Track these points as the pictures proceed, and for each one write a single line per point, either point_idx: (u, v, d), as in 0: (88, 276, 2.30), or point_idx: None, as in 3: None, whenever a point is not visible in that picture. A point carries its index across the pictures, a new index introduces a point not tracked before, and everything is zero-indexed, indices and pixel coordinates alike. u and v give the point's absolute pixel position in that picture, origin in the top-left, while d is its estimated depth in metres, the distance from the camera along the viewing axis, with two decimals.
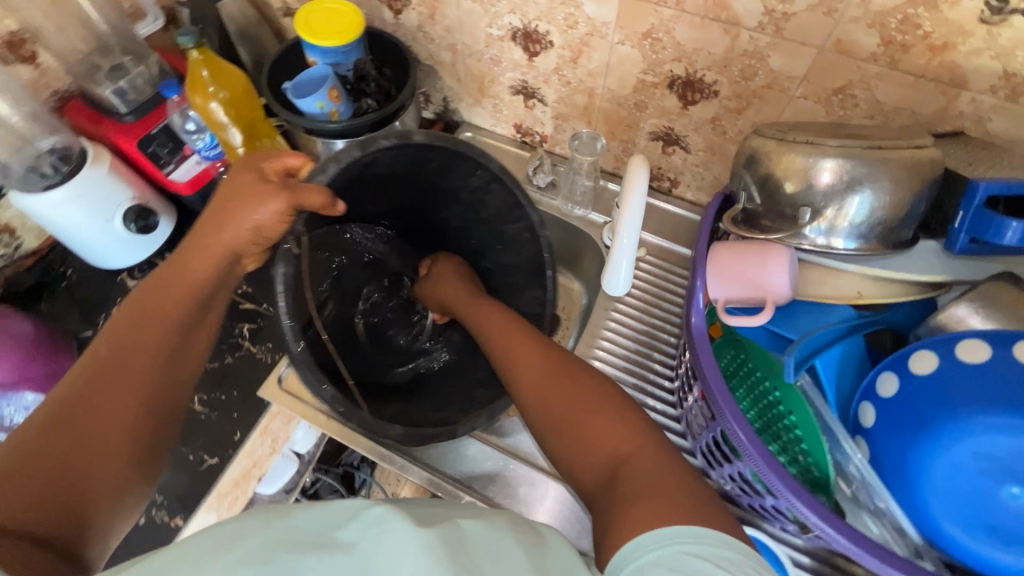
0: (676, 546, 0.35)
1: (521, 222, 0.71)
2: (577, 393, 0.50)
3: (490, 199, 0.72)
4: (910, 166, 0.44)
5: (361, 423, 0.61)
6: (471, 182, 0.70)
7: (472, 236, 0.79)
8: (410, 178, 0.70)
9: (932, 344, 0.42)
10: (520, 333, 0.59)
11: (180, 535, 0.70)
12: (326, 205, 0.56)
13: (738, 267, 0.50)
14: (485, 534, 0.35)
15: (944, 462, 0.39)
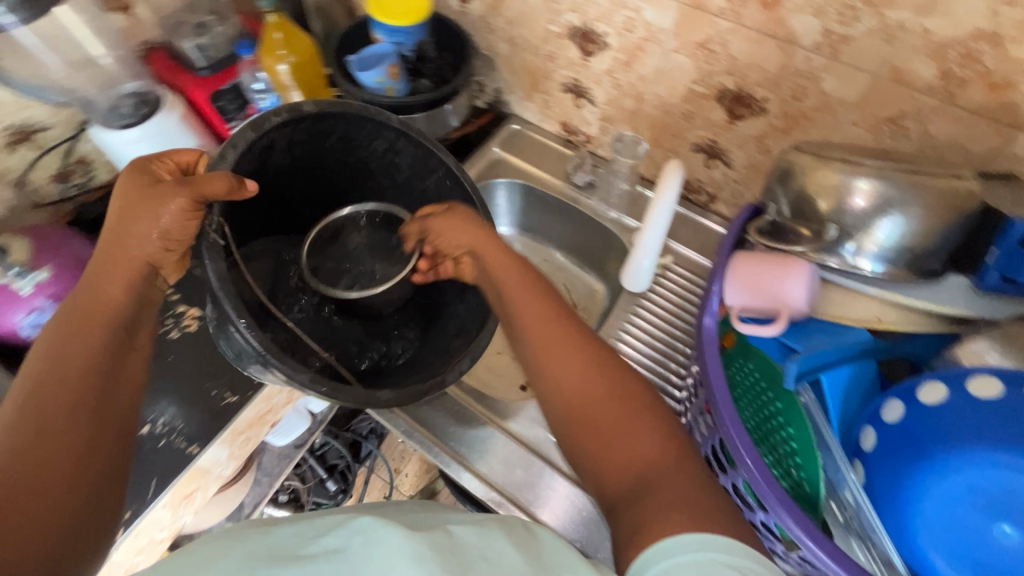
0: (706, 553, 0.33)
1: (438, 171, 0.70)
2: (609, 395, 0.46)
3: (400, 157, 0.70)
4: (946, 196, 0.43)
5: (347, 396, 0.53)
6: (376, 146, 0.69)
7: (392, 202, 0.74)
8: (315, 154, 0.67)
9: (942, 376, 0.42)
10: (544, 307, 0.52)
11: (195, 464, 0.74)
12: (230, 190, 0.53)
13: (757, 277, 0.50)
14: (479, 539, 0.37)
15: (938, 492, 0.39)
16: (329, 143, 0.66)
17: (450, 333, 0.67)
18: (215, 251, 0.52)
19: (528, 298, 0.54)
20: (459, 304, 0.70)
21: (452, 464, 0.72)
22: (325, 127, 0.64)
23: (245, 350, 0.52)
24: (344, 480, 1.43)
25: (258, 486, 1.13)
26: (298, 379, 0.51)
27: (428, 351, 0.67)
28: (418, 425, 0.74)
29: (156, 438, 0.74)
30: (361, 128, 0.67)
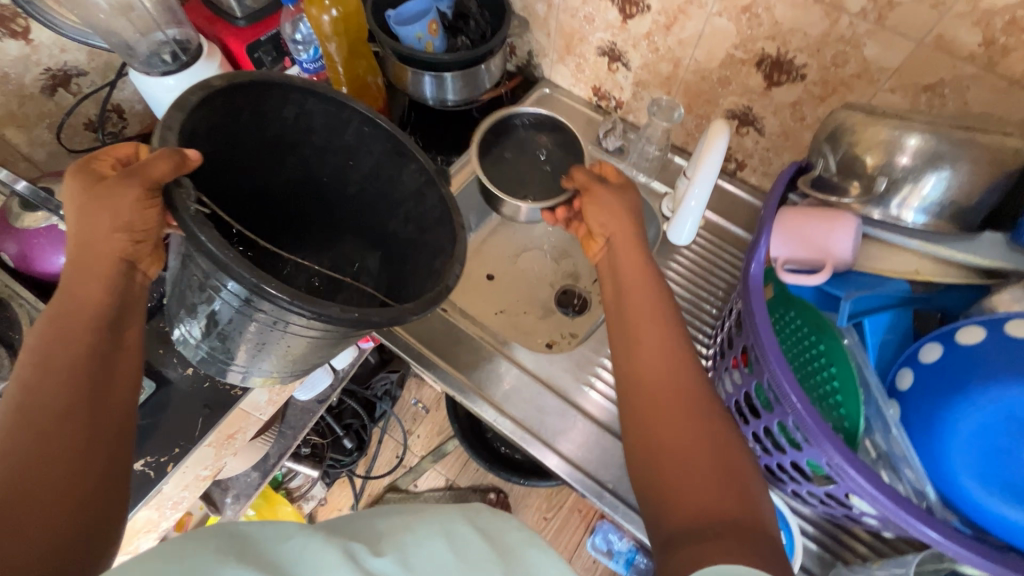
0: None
1: (354, 123, 0.62)
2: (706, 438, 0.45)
3: (315, 117, 0.61)
4: (993, 151, 0.46)
5: (380, 317, 0.50)
6: (285, 115, 0.60)
7: (323, 171, 0.66)
8: (233, 142, 0.58)
9: (982, 320, 0.45)
10: (653, 329, 0.52)
11: (238, 405, 0.78)
12: (177, 166, 0.47)
13: (805, 230, 0.52)
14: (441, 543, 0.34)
15: (974, 419, 0.42)
16: (238, 121, 0.57)
17: (428, 254, 0.63)
18: (204, 220, 0.46)
19: (649, 318, 0.53)
20: (443, 230, 0.62)
21: (487, 408, 0.75)
22: (227, 104, 0.55)
23: (259, 301, 0.48)
24: (359, 439, 1.46)
25: (282, 439, 1.16)
26: (331, 313, 0.47)
27: (418, 281, 0.63)
28: (452, 374, 0.77)
29: (201, 379, 0.77)
30: (263, 97, 0.57)
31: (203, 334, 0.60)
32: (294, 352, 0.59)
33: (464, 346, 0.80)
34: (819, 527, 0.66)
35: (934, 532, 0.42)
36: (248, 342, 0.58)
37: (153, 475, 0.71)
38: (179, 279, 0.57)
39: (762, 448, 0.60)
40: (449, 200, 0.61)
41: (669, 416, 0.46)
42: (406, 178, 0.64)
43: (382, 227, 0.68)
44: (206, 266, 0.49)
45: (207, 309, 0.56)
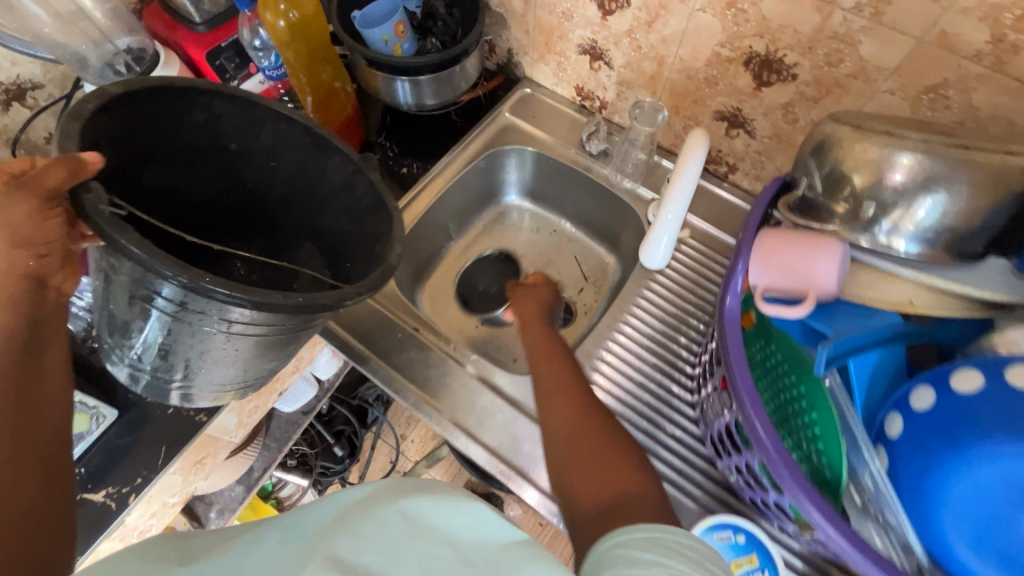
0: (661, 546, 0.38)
1: (267, 122, 0.58)
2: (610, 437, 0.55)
3: (227, 120, 0.57)
4: (996, 173, 0.40)
5: (328, 298, 0.48)
6: (194, 121, 0.56)
7: (244, 175, 0.62)
8: (137, 153, 0.52)
9: (980, 364, 0.40)
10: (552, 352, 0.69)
11: (204, 430, 0.75)
12: (74, 173, 0.40)
13: (784, 258, 0.48)
14: (406, 538, 0.31)
15: (968, 482, 0.38)
16: (140, 130, 0.52)
17: (367, 242, 0.60)
18: (121, 220, 0.41)
19: (547, 359, 0.68)
20: (377, 210, 0.60)
21: (459, 436, 0.71)
22: (127, 111, 0.49)
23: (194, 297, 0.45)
24: (350, 445, 1.44)
25: (267, 451, 1.13)
26: (275, 301, 0.45)
27: (360, 263, 0.60)
28: (424, 399, 0.74)
29: (165, 405, 0.74)
30: (165, 101, 0.52)
31: (140, 350, 0.56)
32: (243, 356, 0.56)
33: (436, 369, 0.76)
34: (808, 562, 0.62)
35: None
36: (191, 352, 0.54)
37: (115, 507, 0.68)
38: (107, 295, 0.53)
39: (745, 480, 0.57)
40: (379, 185, 0.59)
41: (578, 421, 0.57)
42: (332, 172, 0.61)
43: (316, 226, 0.65)
44: (133, 271, 0.46)
45: (141, 323, 0.52)
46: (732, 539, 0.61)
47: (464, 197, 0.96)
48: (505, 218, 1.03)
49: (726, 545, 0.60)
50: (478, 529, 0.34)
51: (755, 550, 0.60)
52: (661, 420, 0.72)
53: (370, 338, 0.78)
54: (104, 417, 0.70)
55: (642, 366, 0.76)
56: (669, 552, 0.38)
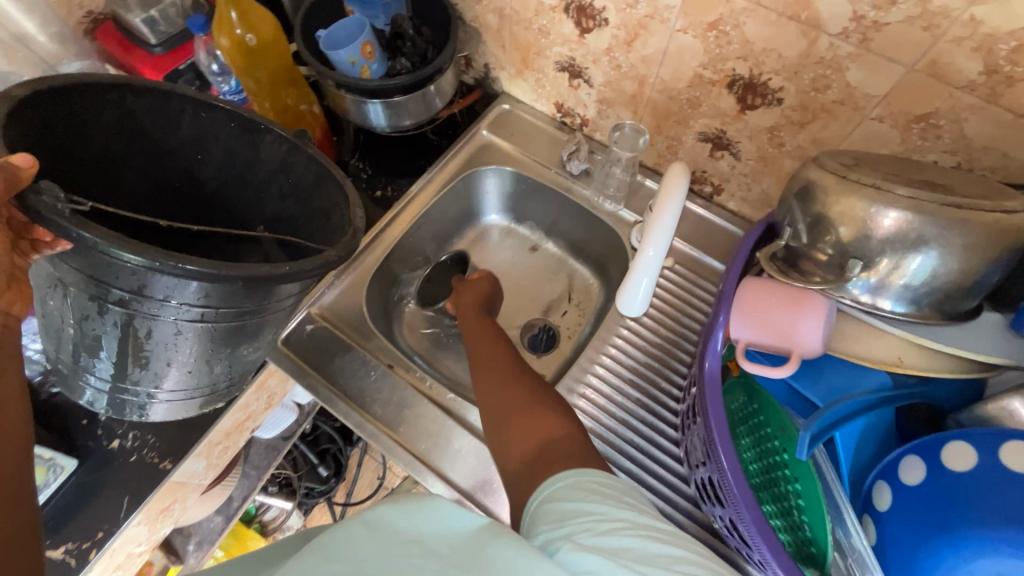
0: (589, 499, 0.40)
1: (185, 112, 0.54)
2: (535, 390, 0.58)
3: (143, 117, 0.52)
4: (991, 234, 0.38)
5: (315, 263, 0.44)
6: (107, 122, 0.50)
7: (170, 171, 0.58)
8: (55, 160, 0.47)
9: (971, 438, 0.37)
10: (488, 338, 0.70)
11: (169, 478, 0.70)
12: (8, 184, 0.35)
13: (766, 314, 0.45)
14: (370, 546, 0.34)
15: (962, 575, 0.35)
16: (55, 139, 0.46)
17: (316, 217, 0.57)
18: (85, 218, 0.37)
19: (485, 342, 0.70)
20: (324, 178, 0.56)
21: (434, 481, 0.68)
22: (36, 116, 0.44)
23: (169, 284, 0.40)
24: (337, 464, 1.39)
25: (246, 479, 1.10)
26: (265, 272, 0.41)
27: (316, 235, 0.57)
28: (400, 441, 0.71)
29: (126, 453, 0.69)
30: (76, 104, 0.47)
31: (107, 366, 0.48)
32: (227, 353, 0.50)
33: (411, 409, 0.73)
34: None
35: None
36: (169, 358, 0.48)
37: (75, 564, 0.64)
38: (63, 309, 0.46)
39: (729, 533, 0.54)
40: (319, 157, 0.55)
41: (503, 383, 0.60)
42: (265, 155, 0.57)
43: (258, 212, 0.62)
44: (89, 271, 0.40)
45: (106, 334, 0.45)
46: None
47: (441, 220, 0.92)
48: (486, 238, 0.98)
49: None
50: (440, 522, 0.37)
51: None
52: (644, 460, 0.69)
53: (339, 378, 0.74)
54: (62, 468, 0.66)
55: (624, 401, 0.73)
56: (596, 496, 0.40)
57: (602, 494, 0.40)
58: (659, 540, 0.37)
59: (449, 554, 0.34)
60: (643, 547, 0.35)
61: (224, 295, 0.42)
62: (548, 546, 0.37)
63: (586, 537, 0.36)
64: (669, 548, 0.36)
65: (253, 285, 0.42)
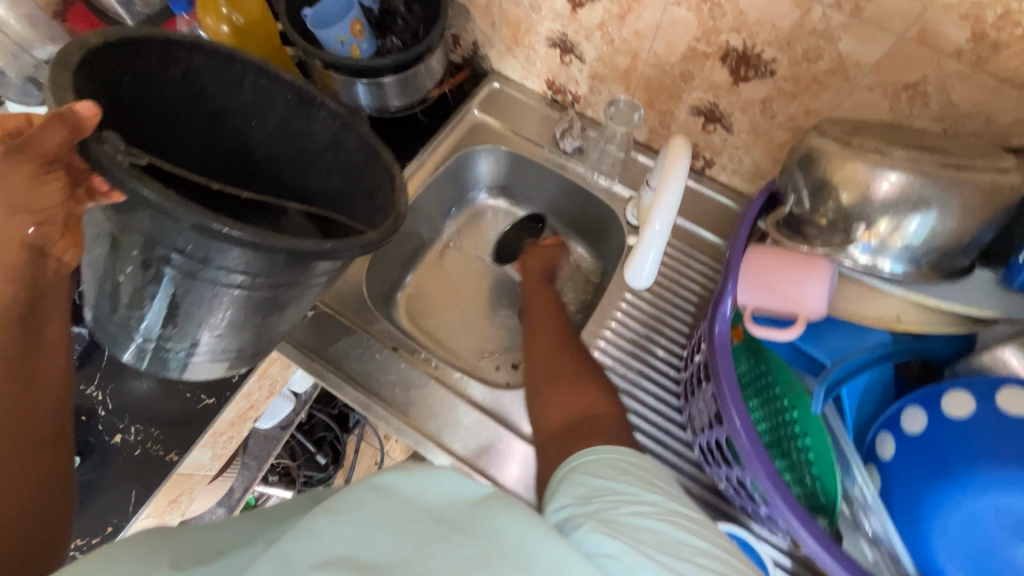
0: (614, 481, 0.42)
1: (246, 75, 0.53)
2: (587, 371, 0.64)
3: (204, 78, 0.52)
4: (986, 192, 0.40)
5: (359, 245, 0.43)
6: (172, 79, 0.50)
7: (224, 134, 0.57)
8: (119, 112, 0.48)
9: (969, 386, 0.40)
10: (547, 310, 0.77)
11: (176, 470, 0.69)
12: (72, 133, 0.36)
13: (772, 276, 0.47)
14: (385, 512, 0.34)
15: (961, 510, 0.38)
16: (118, 93, 0.46)
17: (361, 197, 0.56)
18: (142, 171, 0.37)
19: (544, 313, 0.76)
20: (374, 156, 0.54)
21: (440, 455, 0.70)
22: (103, 68, 0.44)
23: (215, 250, 0.40)
24: (334, 451, 1.33)
25: (247, 470, 1.09)
26: (308, 248, 0.40)
27: (360, 216, 0.56)
28: (409, 420, 0.72)
29: (130, 448, 0.68)
30: (142, 58, 0.47)
31: (149, 321, 0.49)
32: (264, 322, 0.50)
33: (417, 390, 0.73)
34: (796, 560, 0.62)
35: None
36: (209, 319, 0.48)
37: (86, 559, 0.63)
38: (110, 263, 0.45)
39: (736, 490, 0.56)
40: (370, 138, 0.54)
41: (558, 357, 0.65)
42: (317, 128, 0.56)
43: (302, 187, 0.60)
44: (142, 226, 0.40)
45: (151, 289, 0.45)
46: None
47: (437, 202, 0.92)
48: (480, 219, 0.97)
49: None
50: (448, 493, 0.37)
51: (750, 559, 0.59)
52: (648, 429, 0.70)
53: (343, 362, 0.74)
54: None
55: (625, 372, 0.74)
56: (625, 476, 0.43)
57: (630, 473, 0.43)
58: (683, 529, 0.38)
59: (451, 521, 0.35)
60: (664, 532, 0.37)
61: (264, 267, 0.42)
62: (570, 521, 0.39)
63: (608, 516, 0.38)
64: (686, 536, 0.38)
65: (294, 261, 0.42)
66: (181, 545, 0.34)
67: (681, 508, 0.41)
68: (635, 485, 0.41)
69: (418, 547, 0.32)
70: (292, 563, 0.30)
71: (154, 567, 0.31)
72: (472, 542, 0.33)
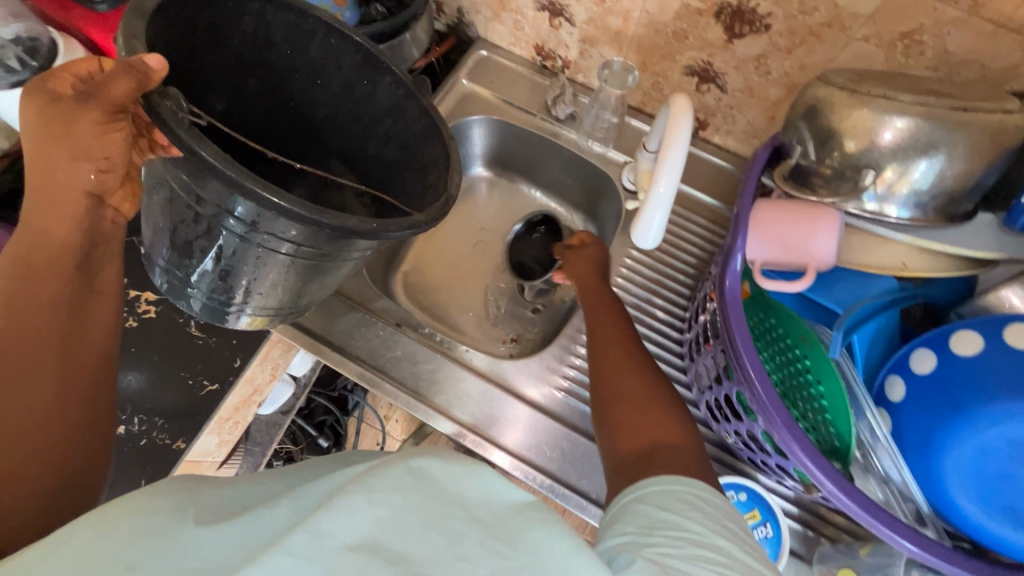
0: (673, 514, 0.37)
1: (318, 35, 0.55)
2: (656, 386, 0.54)
3: (276, 33, 0.55)
4: (992, 132, 0.43)
5: (400, 226, 0.44)
6: (245, 29, 0.53)
7: (287, 91, 0.60)
8: (181, 54, 0.50)
9: (977, 327, 0.44)
10: (603, 313, 0.64)
11: (184, 458, 0.68)
12: (138, 86, 0.39)
13: (784, 231, 0.49)
14: (419, 499, 0.30)
15: (975, 442, 0.42)
16: (183, 43, 0.50)
17: (416, 171, 0.58)
18: (201, 133, 0.40)
19: (600, 312, 0.65)
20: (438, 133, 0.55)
21: (448, 424, 0.70)
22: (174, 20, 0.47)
23: (266, 217, 0.43)
24: (336, 433, 1.30)
25: (250, 457, 1.08)
26: (352, 225, 0.42)
27: (410, 195, 0.59)
28: (418, 395, 0.72)
29: (135, 437, 0.66)
30: (213, 8, 0.50)
31: (199, 274, 0.53)
32: (304, 286, 0.53)
33: (425, 365, 0.73)
34: (802, 507, 0.64)
35: (910, 542, 0.43)
36: (254, 277, 0.51)
37: None
38: (167, 213, 0.49)
39: (743, 443, 0.57)
40: (432, 109, 0.55)
41: (621, 368, 0.56)
42: (381, 94, 0.58)
43: (356, 150, 0.62)
44: (201, 187, 0.43)
45: (203, 244, 0.49)
46: (734, 497, 0.62)
47: None
48: (474, 192, 0.96)
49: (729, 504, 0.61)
50: (486, 490, 0.33)
51: (758, 508, 0.61)
52: None
53: (347, 343, 0.74)
54: None
55: None
56: (693, 513, 0.38)
57: (694, 507, 0.38)
58: None
59: (488, 524, 0.31)
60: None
61: (307, 236, 0.44)
62: (624, 548, 0.35)
63: (666, 555, 0.34)
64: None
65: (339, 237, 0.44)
66: (204, 496, 0.33)
67: (747, 557, 0.36)
68: (702, 528, 0.36)
69: (450, 545, 0.29)
70: (329, 543, 0.27)
71: (173, 521, 0.30)
72: (511, 555, 0.30)
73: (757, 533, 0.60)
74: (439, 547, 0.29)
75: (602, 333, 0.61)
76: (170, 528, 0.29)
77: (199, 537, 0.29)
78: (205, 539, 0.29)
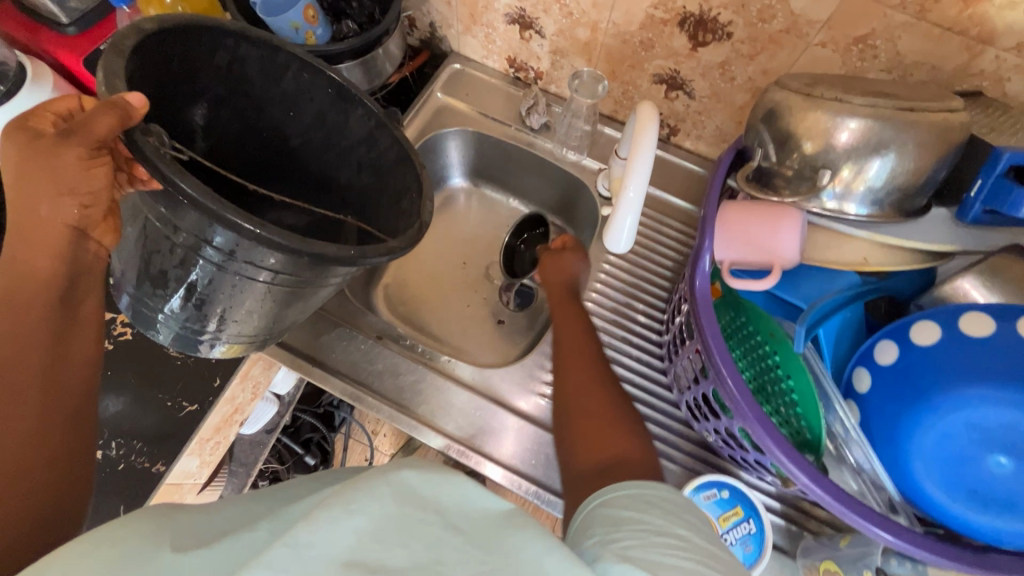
0: (634, 510, 0.38)
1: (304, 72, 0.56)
2: (616, 404, 0.55)
3: (250, 65, 0.55)
4: (940, 130, 0.45)
5: (376, 251, 0.45)
6: (217, 64, 0.53)
7: (262, 122, 0.60)
8: (167, 86, 0.51)
9: (934, 316, 0.46)
10: (577, 327, 0.66)
11: (164, 481, 0.67)
12: (121, 123, 0.39)
13: (748, 231, 0.51)
14: (398, 510, 0.31)
15: (937, 429, 0.43)
16: (169, 74, 0.50)
17: (388, 198, 0.59)
18: (181, 165, 0.39)
19: (574, 327, 0.66)
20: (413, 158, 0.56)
21: (434, 437, 0.70)
22: (158, 51, 0.48)
23: (239, 243, 0.43)
24: (322, 452, 1.28)
25: (235, 478, 1.06)
26: (327, 254, 0.42)
27: (380, 222, 0.60)
28: (401, 407, 0.72)
29: (112, 463, 0.65)
30: (195, 40, 0.50)
31: (176, 303, 0.52)
32: (280, 312, 0.53)
33: (407, 377, 0.73)
34: (785, 503, 0.65)
35: (885, 531, 0.44)
36: (228, 306, 0.51)
37: None
38: (145, 243, 0.49)
39: (723, 441, 0.58)
40: (404, 140, 0.56)
41: (587, 387, 0.57)
42: (353, 124, 0.58)
43: (328, 177, 0.63)
44: (177, 215, 0.43)
45: (179, 275, 0.49)
46: (718, 495, 0.62)
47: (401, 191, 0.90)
48: (453, 204, 0.97)
49: (712, 502, 0.62)
50: (464, 499, 0.34)
51: (741, 505, 0.62)
52: (648, 398, 0.71)
53: (328, 357, 0.73)
54: None
55: (609, 341, 0.75)
56: (655, 510, 0.38)
57: (659, 502, 0.39)
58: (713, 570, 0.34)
59: (471, 533, 0.32)
60: (692, 569, 0.34)
61: (286, 264, 0.44)
62: (594, 547, 0.35)
63: (633, 545, 0.34)
64: None
65: (312, 264, 0.44)
66: (179, 524, 0.33)
67: (710, 547, 0.37)
68: (665, 523, 0.37)
69: (430, 552, 0.30)
70: (308, 556, 0.27)
71: (151, 547, 0.30)
72: (490, 558, 0.30)
73: (741, 529, 0.61)
74: (418, 553, 0.29)
75: (569, 348, 0.63)
76: (145, 559, 0.29)
77: (178, 563, 0.28)
78: (190, 562, 0.29)
